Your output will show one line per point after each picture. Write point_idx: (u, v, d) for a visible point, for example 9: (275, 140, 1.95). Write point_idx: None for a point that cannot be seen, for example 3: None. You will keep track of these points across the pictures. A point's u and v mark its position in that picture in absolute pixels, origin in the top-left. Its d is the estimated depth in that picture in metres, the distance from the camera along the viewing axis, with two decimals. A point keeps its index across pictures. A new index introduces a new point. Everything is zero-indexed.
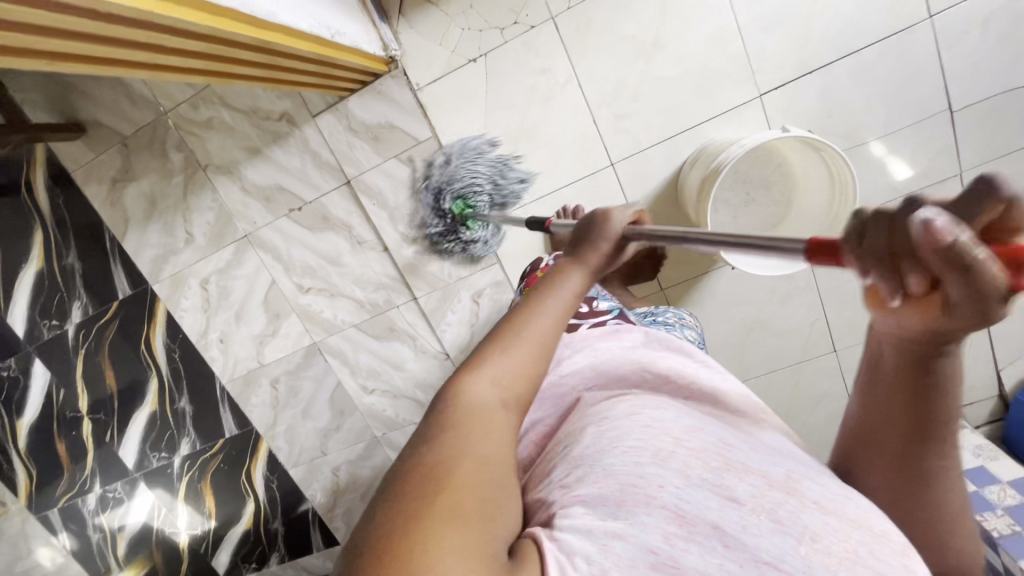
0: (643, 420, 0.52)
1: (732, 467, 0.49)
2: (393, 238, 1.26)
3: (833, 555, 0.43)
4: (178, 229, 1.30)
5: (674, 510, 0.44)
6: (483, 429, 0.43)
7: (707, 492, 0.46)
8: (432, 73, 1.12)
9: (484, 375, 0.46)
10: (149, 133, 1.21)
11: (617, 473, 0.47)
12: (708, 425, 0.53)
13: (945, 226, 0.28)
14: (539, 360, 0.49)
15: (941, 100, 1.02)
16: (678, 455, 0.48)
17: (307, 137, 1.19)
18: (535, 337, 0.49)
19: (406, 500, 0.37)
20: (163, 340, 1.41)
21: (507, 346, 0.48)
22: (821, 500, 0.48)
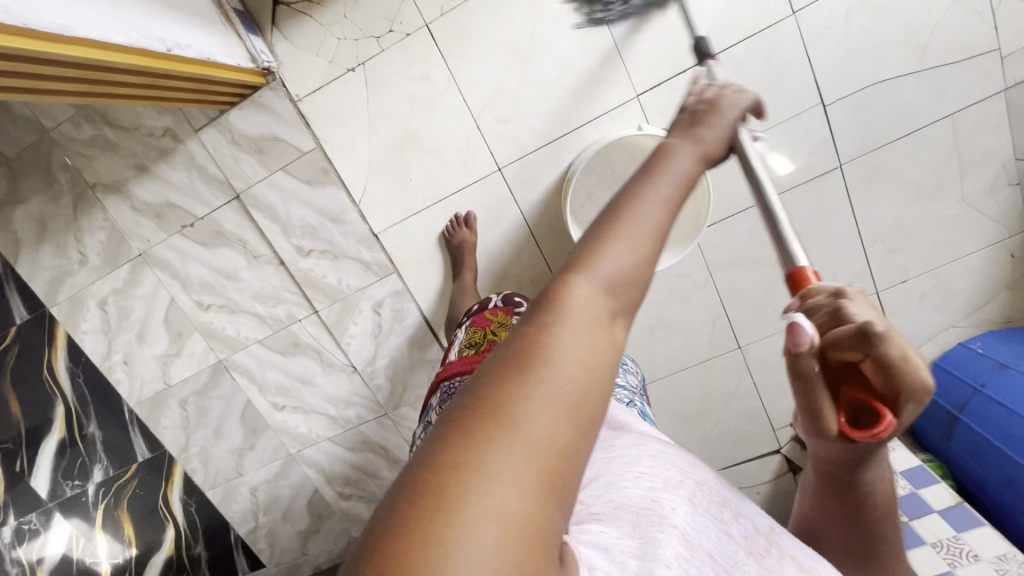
0: (650, 449, 0.53)
1: (729, 506, 0.51)
2: (287, 250, 1.20)
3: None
4: (70, 249, 1.24)
5: (684, 533, 0.44)
6: (591, 348, 0.33)
7: (710, 523, 0.47)
8: (312, 83, 1.08)
9: (600, 276, 0.36)
10: (34, 154, 1.17)
11: (634, 494, 0.46)
12: (704, 464, 0.56)
13: (806, 340, 0.41)
14: (659, 268, 0.38)
15: (812, 95, 1.03)
16: (689, 486, 0.49)
17: (192, 153, 1.14)
18: (660, 239, 0.38)
19: (455, 439, 0.29)
20: (66, 364, 1.31)
21: (630, 243, 0.37)
22: (799, 558, 0.51)
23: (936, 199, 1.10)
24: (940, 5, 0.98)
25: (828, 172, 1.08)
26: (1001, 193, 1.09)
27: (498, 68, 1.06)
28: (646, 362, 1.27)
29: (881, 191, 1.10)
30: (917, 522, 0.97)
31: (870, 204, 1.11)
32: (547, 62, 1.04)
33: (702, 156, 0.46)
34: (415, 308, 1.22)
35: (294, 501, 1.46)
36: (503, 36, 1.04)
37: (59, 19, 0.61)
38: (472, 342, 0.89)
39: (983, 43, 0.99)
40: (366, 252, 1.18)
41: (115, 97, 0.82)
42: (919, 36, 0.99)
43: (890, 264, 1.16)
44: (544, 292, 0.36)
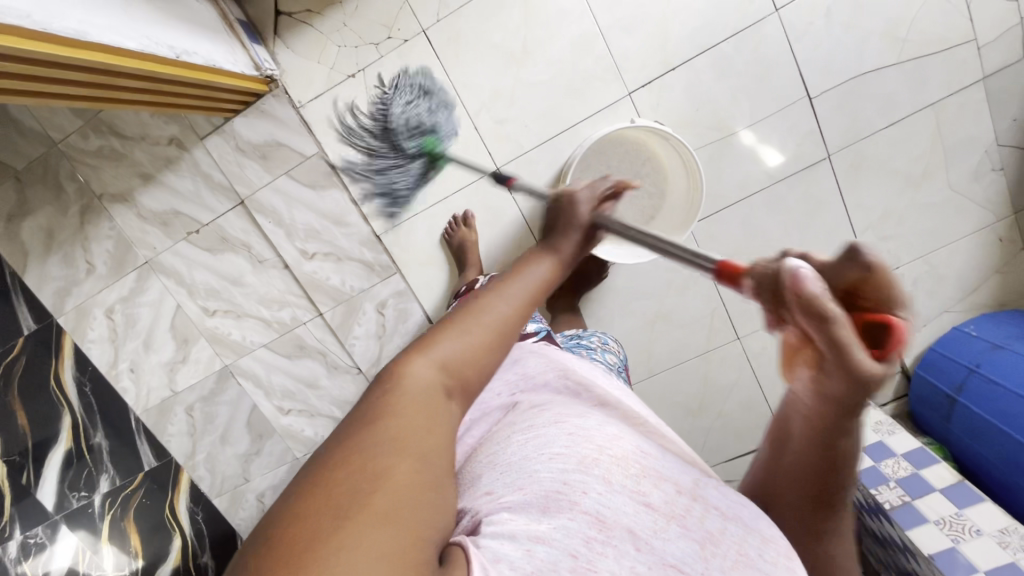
0: (567, 427, 0.49)
1: (648, 474, 0.48)
2: (291, 254, 1.22)
3: (729, 558, 0.46)
4: (78, 259, 1.26)
5: (596, 515, 0.43)
6: (424, 422, 0.38)
7: (625, 498, 0.45)
8: (314, 90, 1.11)
9: (435, 359, 0.41)
10: (42, 166, 1.20)
11: (542, 479, 0.44)
12: (625, 425, 0.54)
13: (809, 276, 0.37)
14: (497, 347, 0.44)
15: (799, 88, 1.07)
16: (601, 462, 0.46)
17: (197, 160, 1.17)
18: (492, 321, 0.44)
19: (319, 511, 0.32)
20: (73, 374, 1.33)
21: (461, 328, 0.43)
22: (721, 507, 0.51)
23: (923, 186, 1.13)
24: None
25: (818, 163, 1.11)
26: (986, 178, 1.13)
27: (495, 70, 1.09)
28: (647, 355, 1.28)
29: (870, 180, 1.13)
30: (919, 501, 0.98)
31: (858, 193, 1.14)
32: (541, 65, 1.08)
33: (560, 256, 0.51)
34: (419, 307, 1.24)
35: None
36: (498, 39, 1.07)
37: (75, 26, 0.64)
38: None
39: (961, 34, 1.03)
40: (369, 253, 1.21)
41: (120, 102, 0.84)
42: (899, 29, 1.03)
43: (882, 252, 1.18)
44: (379, 380, 0.40)
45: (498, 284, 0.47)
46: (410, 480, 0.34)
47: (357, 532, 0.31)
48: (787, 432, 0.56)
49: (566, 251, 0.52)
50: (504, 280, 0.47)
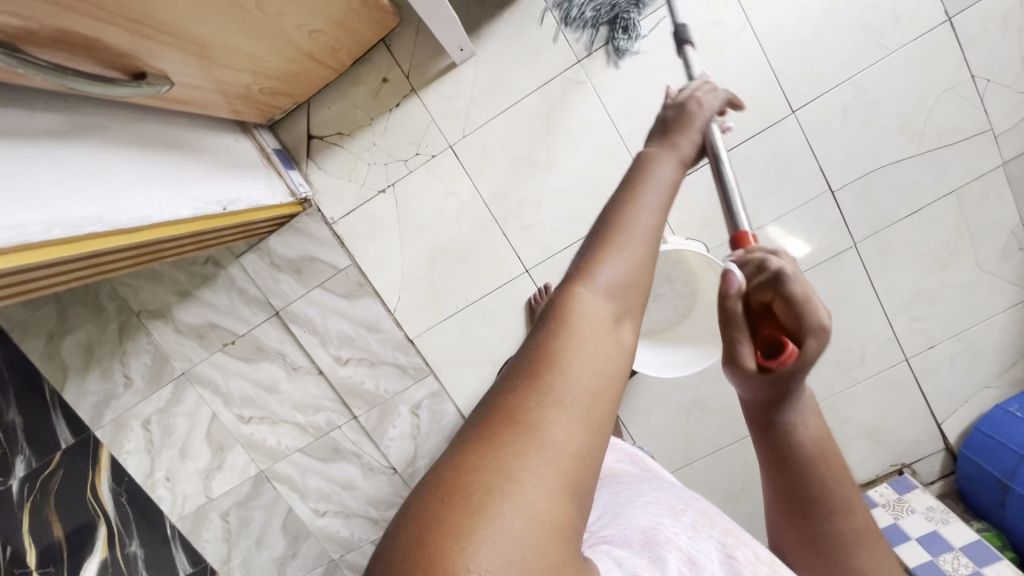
0: (647, 494, 0.54)
1: (730, 533, 0.50)
2: (325, 360, 1.23)
3: None
4: (116, 373, 1.29)
5: (689, 555, 0.43)
6: (592, 350, 0.37)
7: (714, 545, 0.46)
8: (345, 206, 1.14)
9: (600, 286, 0.41)
10: (82, 288, 1.23)
11: (638, 520, 0.47)
12: (699, 497, 0.57)
13: (734, 281, 0.45)
14: (651, 260, 0.45)
15: (820, 182, 1.09)
16: (687, 514, 0.49)
17: (233, 276, 1.19)
18: (649, 236, 0.45)
19: (490, 446, 0.31)
20: (109, 486, 1.31)
21: (618, 249, 0.43)
22: None
23: (953, 268, 1.13)
24: (931, 95, 1.04)
25: (844, 251, 1.12)
26: (1015, 257, 1.12)
27: (521, 178, 1.12)
28: (685, 444, 1.27)
29: (898, 265, 1.13)
30: None
31: (886, 277, 1.14)
32: (565, 173, 1.11)
33: (681, 158, 0.55)
34: (454, 407, 1.24)
35: None
36: (523, 151, 1.11)
37: (139, 212, 0.67)
38: None
39: (976, 124, 1.05)
40: (402, 356, 1.22)
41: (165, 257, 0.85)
42: (915, 123, 1.05)
43: (916, 332, 1.18)
44: (546, 312, 0.40)
45: (641, 202, 0.47)
46: (586, 403, 0.35)
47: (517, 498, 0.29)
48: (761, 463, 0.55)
49: (685, 150, 0.56)
50: (652, 188, 0.49)
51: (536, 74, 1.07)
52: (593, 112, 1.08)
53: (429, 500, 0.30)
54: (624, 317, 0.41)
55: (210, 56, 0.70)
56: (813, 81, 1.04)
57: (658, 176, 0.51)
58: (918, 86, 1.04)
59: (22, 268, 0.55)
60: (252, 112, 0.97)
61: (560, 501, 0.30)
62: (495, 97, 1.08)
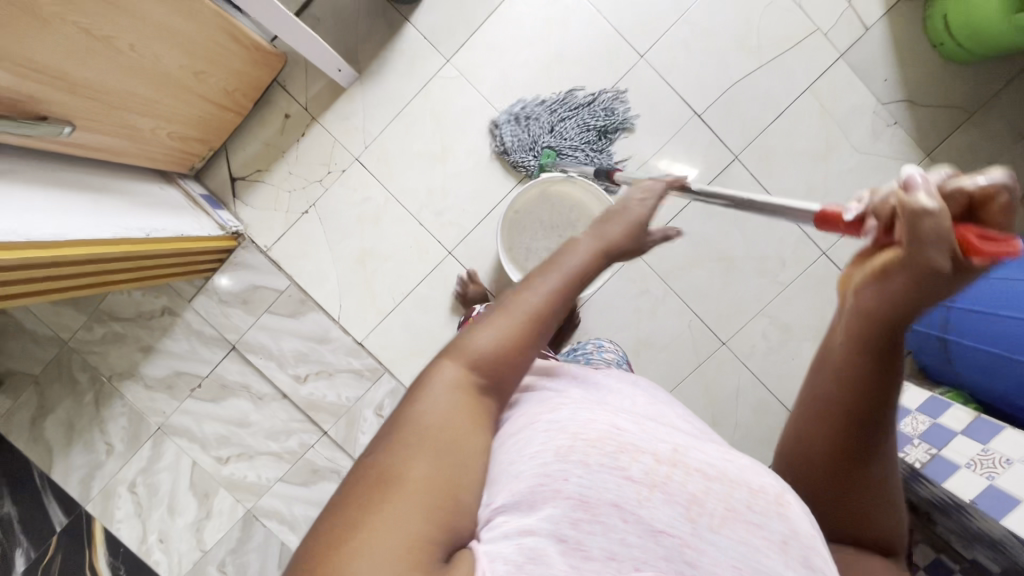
0: (544, 421, 0.47)
1: (626, 448, 0.45)
2: (286, 381, 1.30)
3: (716, 516, 0.44)
4: (97, 442, 1.35)
5: (579, 499, 0.42)
6: (441, 413, 0.44)
7: (608, 475, 0.43)
8: (275, 233, 1.26)
9: (465, 356, 0.47)
10: (56, 366, 1.33)
11: (524, 475, 0.44)
12: (617, 408, 0.51)
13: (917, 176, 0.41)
14: (534, 332, 0.49)
15: (686, 109, 1.20)
16: (577, 448, 0.44)
17: (189, 322, 1.29)
18: (529, 310, 0.49)
19: (350, 504, 0.39)
20: (107, 558, 1.35)
21: (494, 319, 0.49)
22: (705, 466, 0.47)
23: (833, 158, 1.22)
24: (755, 15, 1.18)
25: (728, 166, 1.22)
26: (886, 134, 1.21)
27: (424, 172, 1.24)
28: None
29: (782, 166, 1.22)
30: (948, 450, 0.94)
31: (777, 180, 1.22)
32: (459, 158, 1.23)
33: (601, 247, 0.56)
34: None
35: None
36: (420, 147, 1.24)
37: (56, 230, 0.79)
38: None
39: (803, 28, 1.18)
40: (356, 360, 1.28)
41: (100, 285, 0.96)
42: (750, 40, 1.19)
43: None
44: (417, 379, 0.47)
45: (537, 274, 0.51)
46: (447, 463, 0.42)
47: (360, 551, 0.36)
48: (829, 357, 0.53)
49: (616, 237, 0.57)
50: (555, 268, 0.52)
51: (416, 79, 1.22)
52: (472, 99, 1.22)
53: (309, 548, 0.38)
54: (494, 388, 0.48)
55: (106, 100, 0.84)
56: (649, 28, 1.19)
57: (567, 255, 0.53)
58: (739, 11, 1.18)
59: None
60: (173, 160, 1.11)
61: (422, 540, 0.38)
62: (385, 107, 1.23)
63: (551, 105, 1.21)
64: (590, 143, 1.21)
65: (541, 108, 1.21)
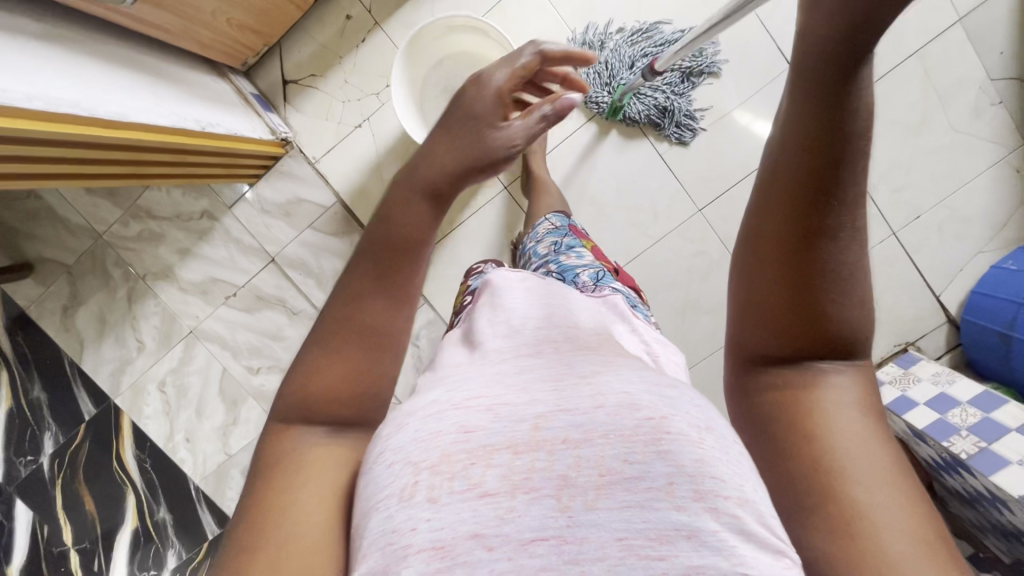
0: (390, 436, 0.38)
1: (473, 453, 0.36)
2: (323, 301, 1.28)
3: (591, 492, 0.34)
4: (129, 339, 1.34)
5: (431, 548, 0.33)
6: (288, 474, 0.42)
7: (457, 503, 0.34)
8: (325, 145, 1.21)
9: (298, 412, 0.45)
10: (90, 258, 1.30)
11: (374, 537, 0.35)
12: (474, 375, 0.41)
13: None
14: (365, 346, 0.47)
15: (779, 62, 1.12)
16: (422, 482, 0.35)
17: (228, 228, 1.26)
18: (357, 331, 0.47)
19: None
20: (133, 452, 1.37)
21: (314, 354, 0.47)
22: (569, 436, 0.36)
23: (926, 132, 1.15)
24: None
25: None
26: (987, 114, 1.13)
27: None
28: (685, 348, 1.25)
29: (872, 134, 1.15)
30: (997, 445, 0.94)
31: None
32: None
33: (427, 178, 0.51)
34: None
35: None
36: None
37: (118, 109, 0.75)
38: None
39: None
40: None
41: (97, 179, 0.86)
42: None
43: (899, 203, 1.18)
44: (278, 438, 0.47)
45: (358, 283, 0.48)
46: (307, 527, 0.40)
47: None
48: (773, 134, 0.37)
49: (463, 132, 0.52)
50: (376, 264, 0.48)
51: None
52: (550, 22, 1.13)
53: None
54: (354, 424, 0.46)
55: None
56: None
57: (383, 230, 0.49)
58: None
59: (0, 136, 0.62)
60: (222, 49, 1.03)
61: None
62: None
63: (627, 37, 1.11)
64: (671, 87, 1.13)
65: (621, 39, 1.11)
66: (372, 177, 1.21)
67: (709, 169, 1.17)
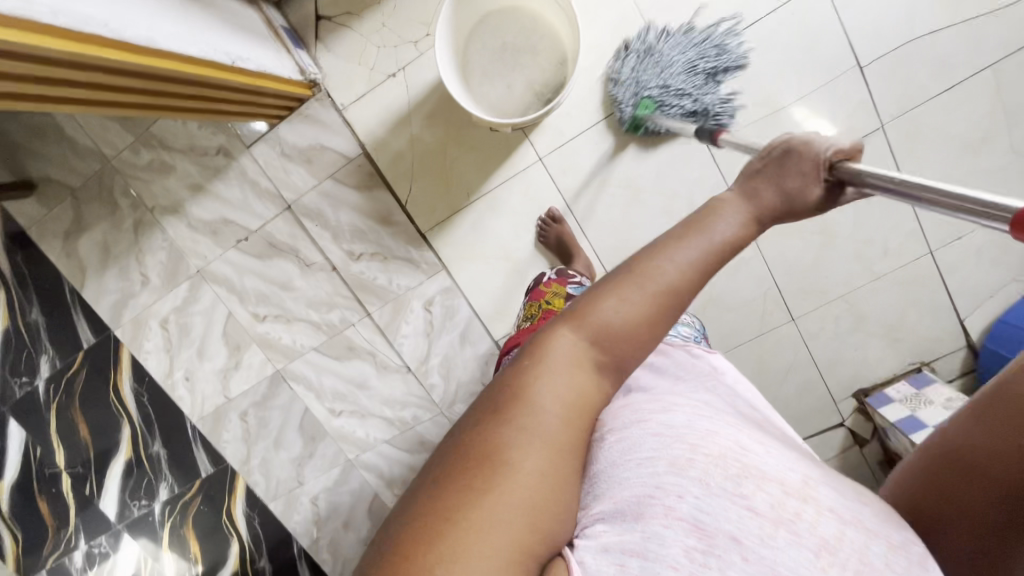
0: (653, 428, 0.47)
1: (750, 474, 0.43)
2: (338, 256, 1.24)
3: (850, 569, 0.41)
4: (133, 271, 1.30)
5: (693, 522, 0.40)
6: (538, 435, 0.38)
7: (729, 503, 0.41)
8: (355, 92, 1.14)
9: (546, 375, 0.39)
10: (96, 182, 1.24)
11: (632, 486, 0.43)
12: (721, 416, 0.50)
13: None
14: (626, 347, 0.41)
15: (848, 58, 1.05)
16: (697, 462, 0.43)
17: (244, 168, 1.20)
18: (616, 326, 0.40)
19: (433, 513, 0.35)
20: (131, 384, 1.36)
21: (574, 328, 0.41)
22: (837, 508, 0.44)
23: None
24: None
25: (872, 134, 1.08)
26: None
27: (504, 73, 1.12)
28: None
29: (927, 149, 1.07)
30: None
31: (916, 163, 1.08)
32: (555, 68, 1.10)
33: (752, 207, 0.45)
34: (466, 302, 1.24)
35: (355, 510, 1.43)
36: (509, 39, 1.11)
37: (146, 33, 0.69)
38: (529, 314, 0.98)
39: None
40: (415, 250, 1.21)
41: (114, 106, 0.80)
42: None
43: (944, 222, 1.14)
44: (529, 345, 0.42)
45: (627, 279, 0.41)
46: (545, 472, 0.37)
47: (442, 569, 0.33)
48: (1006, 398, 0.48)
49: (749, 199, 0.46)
50: (659, 265, 0.41)
51: None
52: None
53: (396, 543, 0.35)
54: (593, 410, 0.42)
55: None
56: None
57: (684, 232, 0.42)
58: None
59: (15, 53, 0.56)
60: None
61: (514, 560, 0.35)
62: None
63: (644, 57, 1.06)
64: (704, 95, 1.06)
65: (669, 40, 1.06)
66: (403, 133, 1.15)
67: None
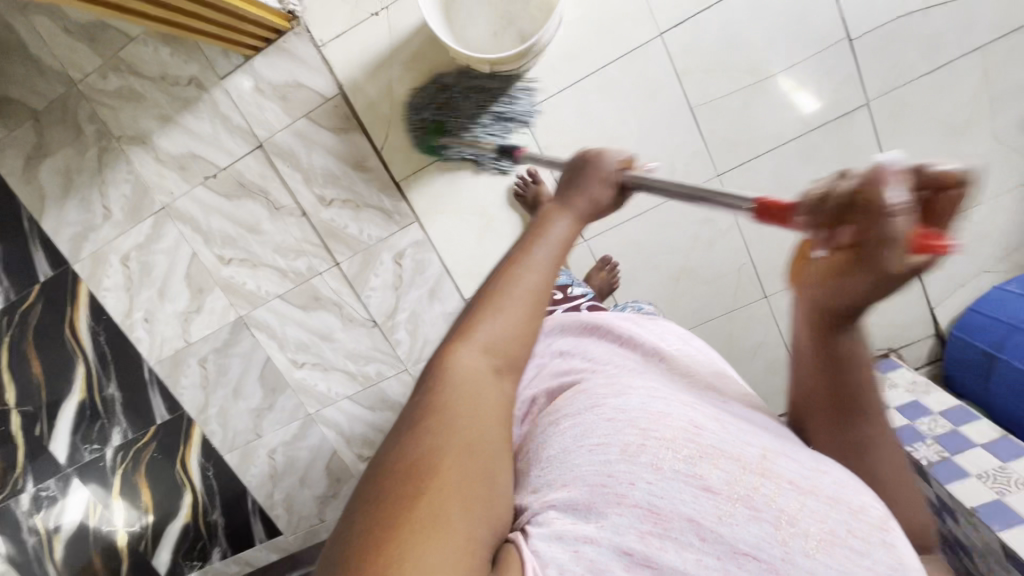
0: (605, 412, 0.42)
1: (705, 452, 0.39)
2: (309, 200, 1.20)
3: (811, 538, 0.37)
4: (95, 203, 1.25)
5: (649, 508, 0.37)
6: (465, 430, 0.37)
7: (682, 485, 0.38)
8: (334, 29, 1.10)
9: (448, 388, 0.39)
10: (61, 107, 1.19)
11: (584, 473, 0.39)
12: (673, 391, 0.46)
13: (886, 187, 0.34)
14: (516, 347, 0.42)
15: (839, 29, 1.03)
16: (649, 448, 0.39)
17: (216, 101, 1.15)
18: (494, 335, 0.41)
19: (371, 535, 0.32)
20: (87, 323, 1.31)
21: (445, 353, 0.41)
22: (799, 480, 0.40)
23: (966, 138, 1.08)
24: None
25: (856, 110, 1.07)
26: None
27: (486, 13, 1.09)
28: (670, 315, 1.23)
29: (910, 125, 1.08)
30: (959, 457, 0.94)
31: (896, 144, 1.08)
32: (542, 17, 1.07)
33: (573, 211, 0.49)
34: (437, 256, 1.21)
35: (312, 464, 1.41)
36: None
37: None
38: None
39: None
40: (388, 199, 1.18)
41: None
42: None
43: None
44: (426, 375, 0.41)
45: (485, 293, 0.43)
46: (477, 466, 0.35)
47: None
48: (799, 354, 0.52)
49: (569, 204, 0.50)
50: (509, 275, 0.43)
51: None
52: None
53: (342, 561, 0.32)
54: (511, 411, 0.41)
55: None
56: None
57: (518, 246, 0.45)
58: None
59: None
60: None
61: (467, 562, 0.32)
62: None
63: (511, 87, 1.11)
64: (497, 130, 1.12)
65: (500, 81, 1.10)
66: (382, 76, 1.12)
67: (736, 134, 1.10)
